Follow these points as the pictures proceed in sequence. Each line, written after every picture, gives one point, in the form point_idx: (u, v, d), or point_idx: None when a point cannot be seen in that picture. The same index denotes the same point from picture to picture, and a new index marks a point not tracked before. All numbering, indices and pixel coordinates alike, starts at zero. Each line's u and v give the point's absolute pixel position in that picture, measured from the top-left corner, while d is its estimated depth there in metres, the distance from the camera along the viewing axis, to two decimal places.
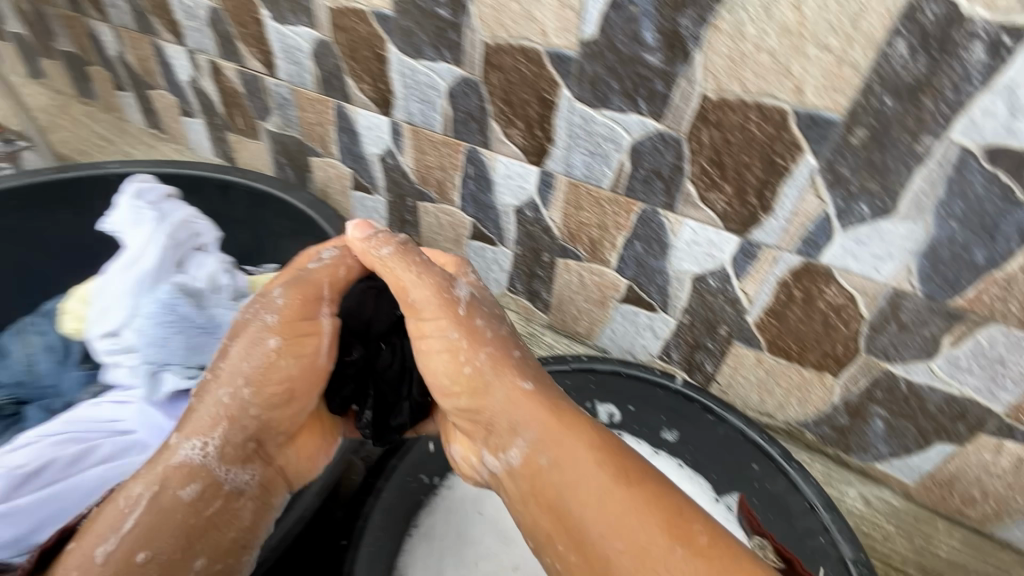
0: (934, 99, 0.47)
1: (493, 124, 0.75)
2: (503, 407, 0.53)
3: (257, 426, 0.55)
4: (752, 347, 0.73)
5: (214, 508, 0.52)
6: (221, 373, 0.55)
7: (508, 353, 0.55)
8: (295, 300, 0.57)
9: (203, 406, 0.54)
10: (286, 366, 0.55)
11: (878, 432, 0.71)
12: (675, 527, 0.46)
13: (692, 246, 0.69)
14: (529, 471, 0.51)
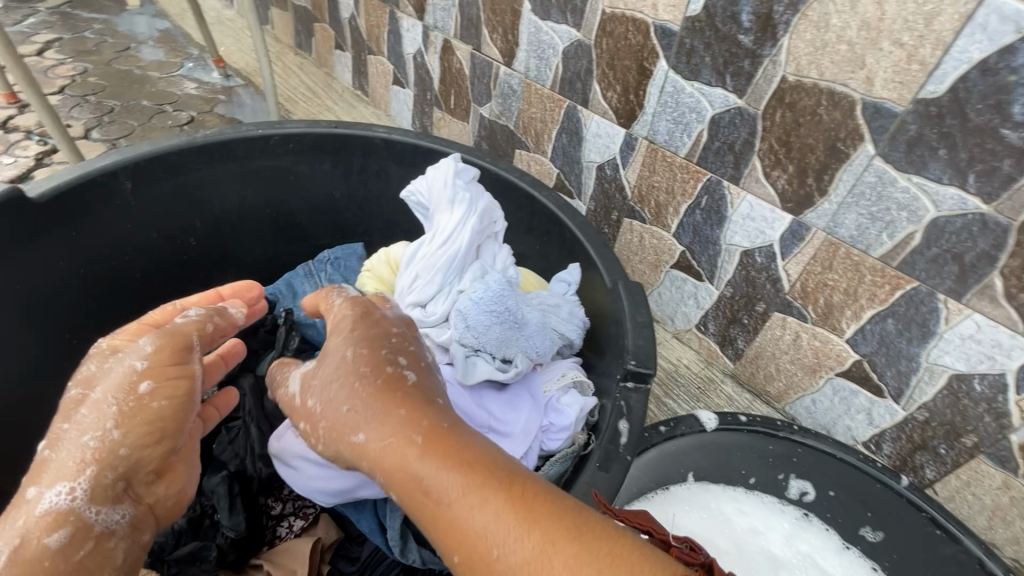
0: None
1: (755, 160, 0.70)
2: (337, 419, 0.44)
3: (126, 466, 0.48)
4: (1002, 467, 0.64)
5: (85, 551, 0.45)
6: (81, 419, 0.48)
7: (347, 388, 0.45)
8: (162, 348, 0.50)
9: (62, 452, 0.47)
10: (159, 400, 0.49)
11: None
12: (513, 508, 0.37)
13: (968, 342, 0.61)
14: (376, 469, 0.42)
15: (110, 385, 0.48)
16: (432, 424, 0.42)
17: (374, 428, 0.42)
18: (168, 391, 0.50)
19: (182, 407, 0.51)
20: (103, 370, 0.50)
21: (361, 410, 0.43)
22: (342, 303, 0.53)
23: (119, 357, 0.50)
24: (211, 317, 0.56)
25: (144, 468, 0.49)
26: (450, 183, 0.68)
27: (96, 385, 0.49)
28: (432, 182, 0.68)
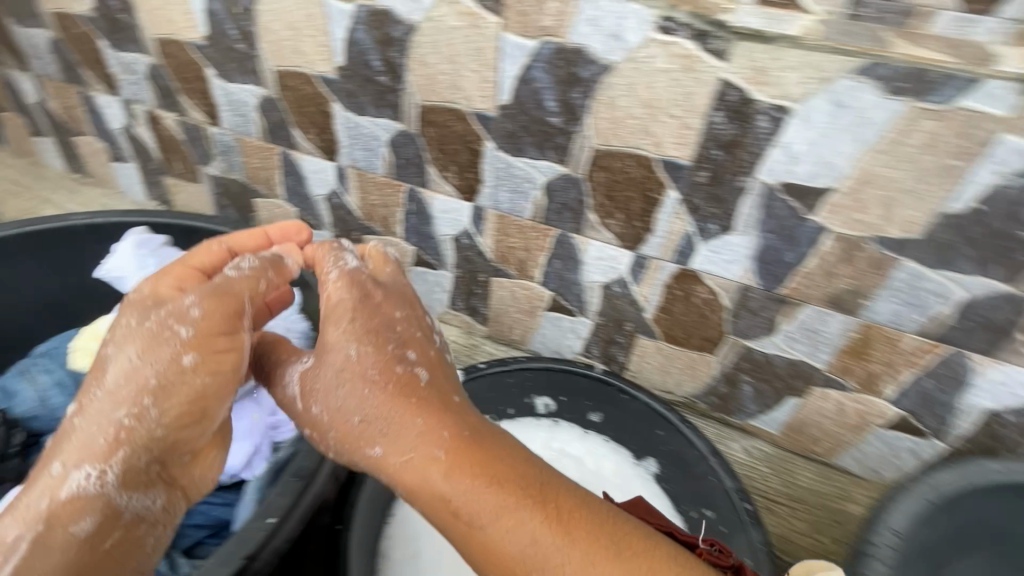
0: (744, 152, 0.66)
1: (430, 167, 0.89)
2: (360, 439, 0.57)
3: (161, 449, 0.61)
4: (652, 337, 0.91)
5: (110, 540, 0.60)
6: (113, 394, 0.59)
7: (359, 411, 0.57)
8: (212, 312, 0.60)
9: (87, 428, 0.59)
10: (182, 392, 0.60)
11: (748, 395, 0.90)
12: (550, 514, 0.52)
13: (598, 260, 0.86)
14: (412, 485, 0.55)
15: (158, 362, 0.59)
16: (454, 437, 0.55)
17: (400, 450, 0.55)
18: (207, 361, 0.60)
19: (224, 380, 0.62)
20: (149, 325, 0.60)
21: (375, 421, 0.56)
22: (342, 274, 0.63)
23: (161, 330, 0.59)
24: (262, 273, 0.64)
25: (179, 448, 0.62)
26: (136, 255, 0.83)
27: (106, 370, 0.60)
28: (121, 257, 0.83)
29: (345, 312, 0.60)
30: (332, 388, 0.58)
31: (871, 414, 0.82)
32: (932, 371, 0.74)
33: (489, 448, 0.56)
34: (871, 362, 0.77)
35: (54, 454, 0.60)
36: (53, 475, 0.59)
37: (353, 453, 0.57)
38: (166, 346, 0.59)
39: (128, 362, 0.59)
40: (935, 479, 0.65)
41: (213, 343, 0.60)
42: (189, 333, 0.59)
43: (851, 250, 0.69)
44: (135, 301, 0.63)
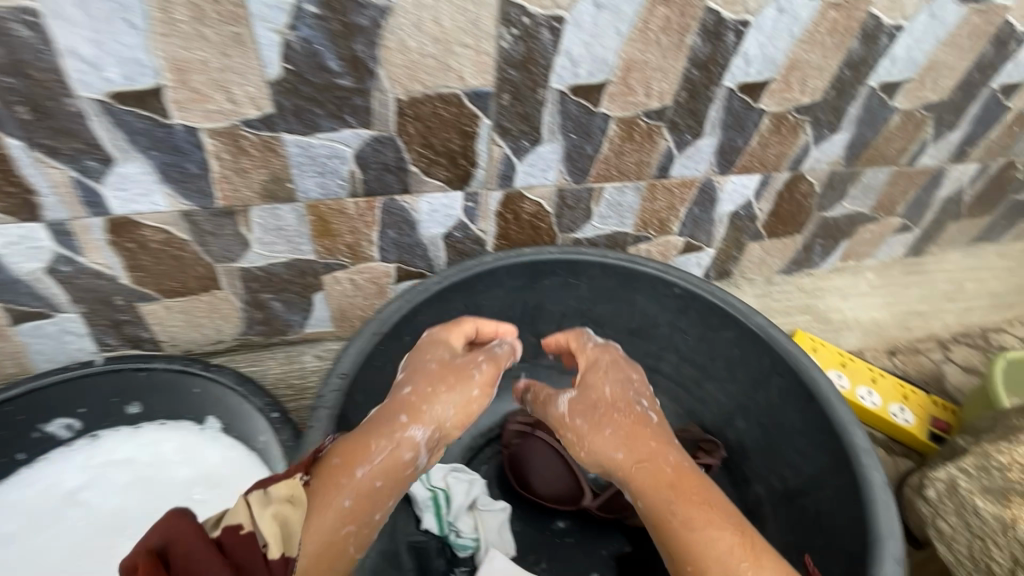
0: (38, 70, 0.58)
1: None
2: (604, 441, 0.66)
3: (432, 437, 0.64)
4: (153, 300, 0.83)
5: (348, 531, 0.58)
6: (423, 414, 0.64)
7: (613, 412, 0.68)
8: (460, 384, 0.68)
9: (435, 409, 0.65)
10: (436, 406, 0.65)
11: (282, 309, 0.91)
12: (748, 552, 0.56)
13: (12, 246, 0.71)
14: (643, 464, 0.63)
15: (447, 401, 0.66)
16: (676, 467, 0.63)
17: (613, 450, 0.65)
18: (448, 402, 0.66)
19: (471, 403, 0.67)
20: (443, 367, 0.69)
21: (619, 437, 0.65)
22: (602, 346, 0.76)
23: (458, 372, 0.69)
24: (499, 362, 0.72)
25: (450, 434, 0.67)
26: None
27: (420, 401, 0.65)
28: None
29: (601, 365, 0.73)
30: (597, 423, 0.67)
31: (380, 278, 0.91)
32: (387, 224, 0.84)
33: (687, 482, 0.62)
34: (341, 235, 0.83)
35: (397, 425, 0.63)
36: (404, 445, 0.62)
37: (590, 446, 0.67)
38: (451, 374, 0.68)
39: (425, 419, 0.64)
40: (383, 315, 0.73)
41: (462, 386, 0.68)
42: (478, 377, 0.69)
43: (235, 142, 0.68)
44: (436, 341, 0.72)
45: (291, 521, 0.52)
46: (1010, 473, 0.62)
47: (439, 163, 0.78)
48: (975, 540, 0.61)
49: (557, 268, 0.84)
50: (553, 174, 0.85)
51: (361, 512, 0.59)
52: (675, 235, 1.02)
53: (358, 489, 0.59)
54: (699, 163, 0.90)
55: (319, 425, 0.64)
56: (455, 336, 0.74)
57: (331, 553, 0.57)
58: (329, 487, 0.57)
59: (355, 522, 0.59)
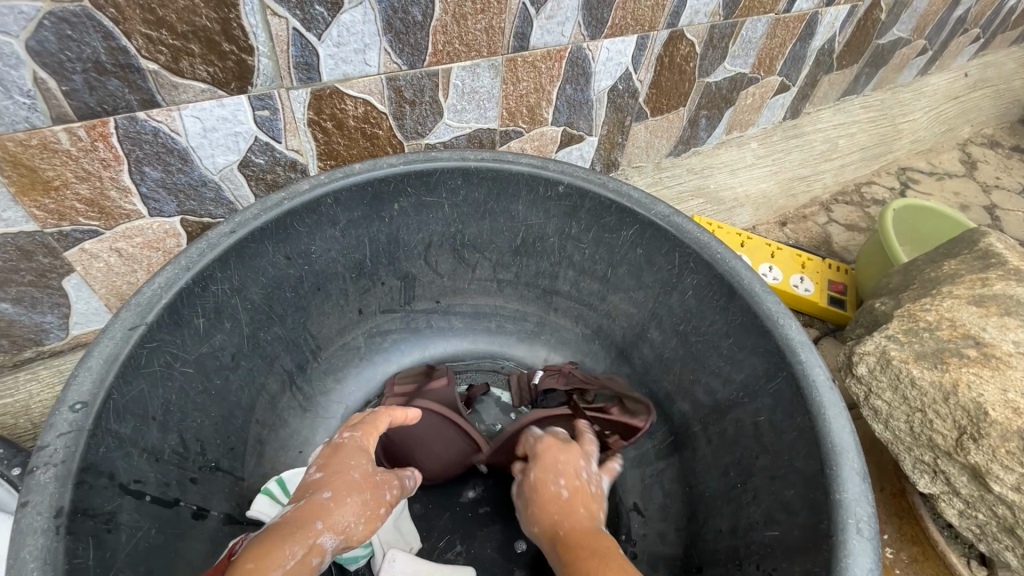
0: None
1: None
2: (528, 518, 0.56)
3: (344, 547, 0.49)
4: None
5: None
6: (336, 521, 0.48)
7: (534, 490, 0.56)
8: (375, 500, 0.53)
9: (347, 512, 0.50)
10: (347, 509, 0.50)
11: (18, 312, 0.62)
12: None
13: None
14: (554, 532, 0.52)
15: (356, 508, 0.50)
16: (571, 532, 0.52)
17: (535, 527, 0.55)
18: (358, 506, 0.51)
19: (376, 514, 0.52)
20: (367, 480, 0.53)
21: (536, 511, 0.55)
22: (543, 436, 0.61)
23: (381, 482, 0.54)
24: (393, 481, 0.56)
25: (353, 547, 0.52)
26: None
27: (339, 499, 0.50)
28: None
29: (539, 441, 0.60)
30: (527, 504, 0.57)
31: (161, 240, 0.65)
32: (139, 158, 0.57)
33: (596, 541, 0.50)
34: (68, 187, 0.55)
35: (304, 520, 0.47)
36: (316, 553, 0.46)
37: (526, 522, 0.57)
38: (370, 492, 0.52)
39: (338, 526, 0.48)
40: (142, 299, 0.48)
41: (373, 494, 0.52)
42: (389, 498, 0.54)
43: None
44: (354, 445, 0.55)
45: None
46: (941, 333, 0.65)
47: (190, 51, 0.52)
48: (916, 414, 0.63)
49: (406, 185, 0.64)
50: (376, 57, 0.61)
51: None
52: (550, 125, 0.84)
53: None
54: (563, 27, 0.71)
55: (39, 504, 0.39)
56: (360, 446, 0.55)
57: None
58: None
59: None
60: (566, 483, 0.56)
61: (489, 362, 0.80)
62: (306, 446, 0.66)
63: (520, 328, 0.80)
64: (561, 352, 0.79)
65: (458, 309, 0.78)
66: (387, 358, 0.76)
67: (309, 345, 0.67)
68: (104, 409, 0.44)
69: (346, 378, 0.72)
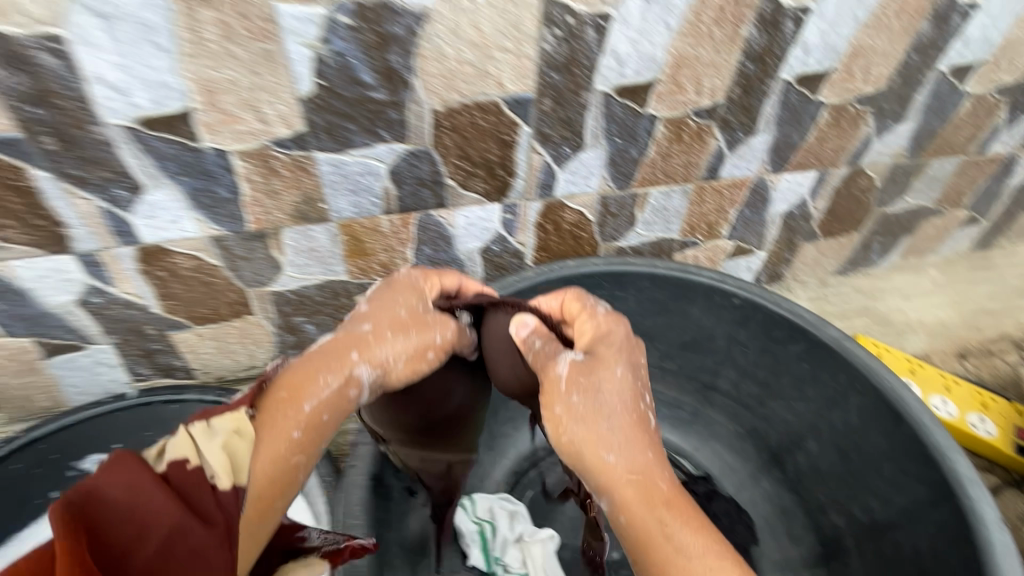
0: (63, 99, 0.55)
1: None
2: (597, 437, 0.50)
3: (381, 378, 0.55)
4: (184, 328, 0.81)
5: (297, 458, 0.49)
6: (375, 355, 0.54)
7: (614, 403, 0.52)
8: (409, 343, 0.56)
9: (388, 356, 0.55)
10: (387, 348, 0.55)
11: (316, 332, 0.88)
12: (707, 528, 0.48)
13: (43, 281, 0.69)
14: (634, 469, 0.49)
15: (394, 349, 0.55)
16: (669, 485, 0.49)
17: (605, 451, 0.50)
18: (398, 346, 0.55)
19: (414, 355, 0.57)
20: (412, 317, 0.57)
21: (615, 433, 0.50)
22: (611, 315, 0.58)
23: (421, 319, 0.57)
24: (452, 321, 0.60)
25: (405, 391, 0.59)
26: None
27: (381, 345, 0.55)
28: None
29: (610, 340, 0.56)
30: (596, 418, 0.51)
31: None
32: (423, 240, 0.80)
33: (657, 476, 0.49)
34: (376, 254, 0.79)
35: (343, 361, 0.53)
36: (351, 385, 0.53)
37: (580, 430, 0.51)
38: (414, 332, 0.57)
39: (374, 358, 0.54)
40: None
41: (415, 334, 0.57)
42: (436, 354, 0.58)
43: (266, 163, 0.65)
44: (408, 282, 0.60)
45: (239, 455, 0.44)
46: None
47: (476, 174, 0.74)
48: None
49: (604, 281, 0.79)
50: (595, 181, 0.80)
51: (313, 443, 0.50)
52: (724, 238, 0.96)
53: (303, 427, 0.49)
54: (750, 162, 0.84)
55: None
56: (420, 300, 0.59)
57: (271, 492, 0.47)
58: (276, 423, 0.48)
59: (305, 460, 0.49)
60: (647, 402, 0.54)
61: None
62: (483, 477, 0.84)
63: (675, 415, 0.88)
64: (713, 443, 0.85)
65: None
66: None
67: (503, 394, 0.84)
68: None
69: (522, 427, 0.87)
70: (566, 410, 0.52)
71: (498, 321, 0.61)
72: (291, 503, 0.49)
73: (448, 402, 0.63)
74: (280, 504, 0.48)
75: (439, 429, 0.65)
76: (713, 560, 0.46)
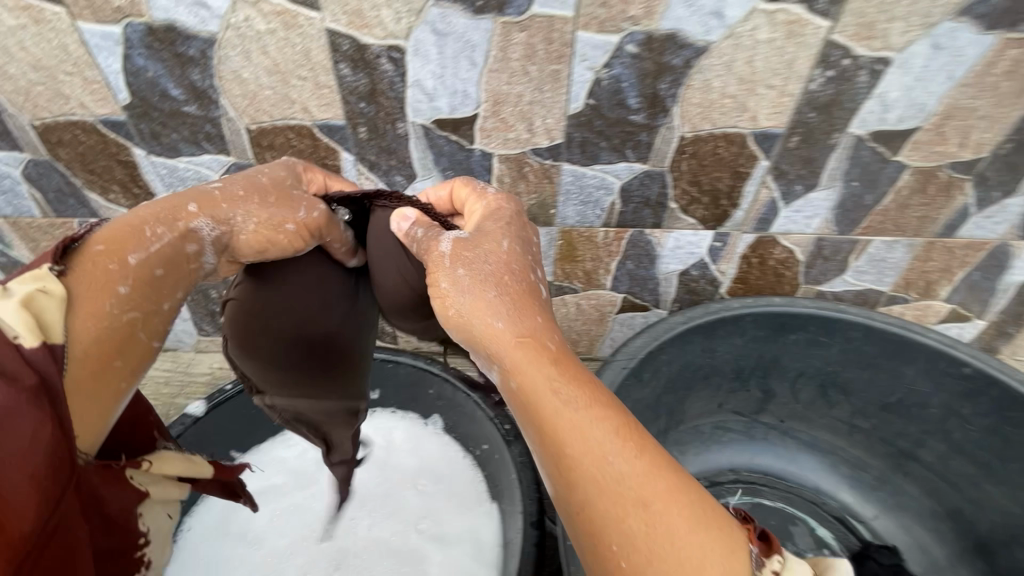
0: (385, 98, 0.66)
1: (90, 194, 0.77)
2: (484, 304, 0.47)
3: (222, 224, 0.51)
4: None
5: (131, 316, 0.47)
6: (223, 216, 0.51)
7: (495, 265, 0.50)
8: (258, 202, 0.52)
9: (240, 222, 0.52)
10: (239, 207, 0.52)
11: None
12: (627, 429, 0.40)
13: None
14: (522, 334, 0.45)
15: (247, 211, 0.52)
16: (559, 349, 0.45)
17: (489, 318, 0.47)
18: (256, 209, 0.52)
19: (270, 223, 0.53)
20: (275, 188, 0.54)
21: (501, 301, 0.47)
22: (500, 194, 0.58)
23: (280, 192, 0.54)
24: (317, 200, 0.56)
25: (257, 264, 0.55)
26: None
27: (234, 203, 0.52)
28: None
29: (501, 217, 0.54)
30: (482, 285, 0.48)
31: (604, 305, 0.91)
32: (629, 255, 0.83)
33: (542, 342, 0.45)
34: (583, 262, 0.84)
35: (176, 214, 0.50)
36: (187, 239, 0.50)
37: (466, 299, 0.48)
38: (275, 202, 0.53)
39: (217, 216, 0.51)
40: (629, 350, 0.72)
41: (277, 208, 0.53)
42: (294, 227, 0.53)
43: (520, 168, 0.73)
44: (280, 163, 0.57)
45: (45, 316, 0.42)
46: None
47: (700, 202, 0.76)
48: None
49: (812, 324, 0.78)
50: (816, 223, 0.78)
51: (141, 296, 0.47)
52: (941, 300, 0.89)
53: (129, 283, 0.47)
54: (999, 225, 0.77)
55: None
56: (275, 176, 0.55)
57: (116, 339, 0.46)
58: (100, 279, 0.45)
59: (146, 303, 0.48)
60: (537, 278, 0.52)
61: (812, 492, 0.87)
62: None
63: (856, 477, 0.85)
64: (898, 515, 0.81)
65: (797, 434, 0.88)
66: (720, 449, 0.90)
67: (677, 416, 0.85)
68: None
69: (687, 452, 0.88)
70: (450, 283, 0.49)
71: (382, 219, 0.59)
72: (134, 360, 0.48)
73: (320, 323, 0.62)
74: (119, 363, 0.46)
75: (311, 351, 0.63)
76: (614, 432, 0.40)
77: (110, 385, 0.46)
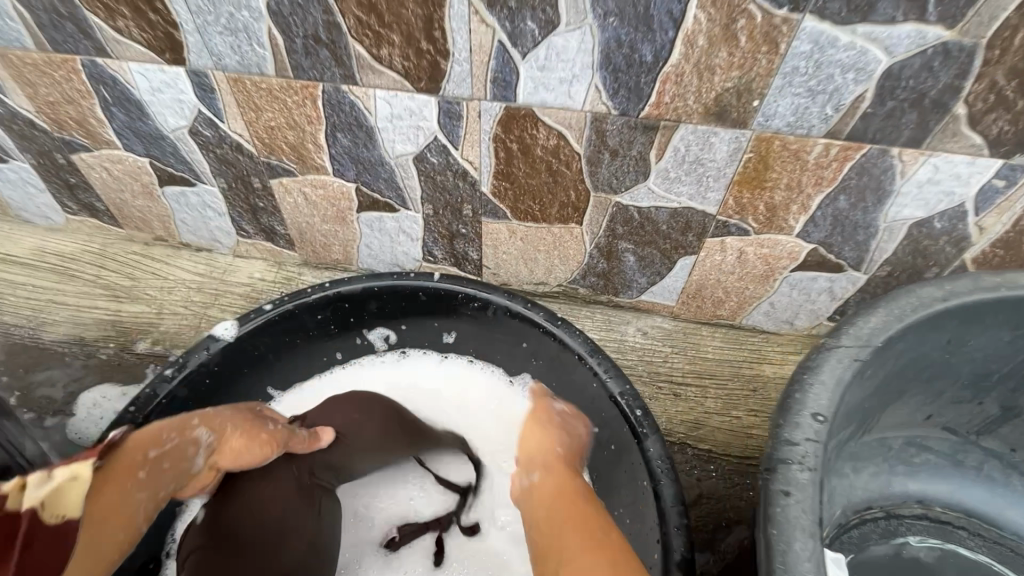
0: None
1: (92, 17, 0.55)
2: (546, 495, 0.52)
3: (214, 436, 0.54)
4: (500, 219, 0.68)
5: (139, 492, 0.49)
6: (211, 423, 0.55)
7: (569, 480, 0.53)
8: (243, 417, 0.56)
9: (229, 434, 0.55)
10: (232, 415, 0.56)
11: (633, 267, 0.70)
12: (604, 549, 0.44)
13: (395, 120, 0.59)
14: (554, 511, 0.50)
15: (235, 418, 0.56)
16: (585, 500, 0.50)
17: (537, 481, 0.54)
18: (235, 417, 0.56)
19: (249, 432, 0.55)
20: (253, 410, 0.58)
21: (552, 489, 0.52)
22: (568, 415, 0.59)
23: (258, 412, 0.59)
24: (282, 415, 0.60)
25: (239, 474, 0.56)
26: None
27: (218, 418, 0.56)
28: None
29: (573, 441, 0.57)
30: (556, 488, 0.52)
31: (779, 258, 0.64)
32: (848, 186, 0.56)
33: (572, 509, 0.49)
34: (774, 190, 0.57)
35: (183, 425, 0.54)
36: (187, 443, 0.53)
37: (534, 510, 0.52)
38: (252, 417, 0.57)
39: (213, 425, 0.55)
40: (863, 331, 0.46)
41: (258, 423, 0.56)
42: (269, 427, 0.56)
43: (730, 20, 0.45)
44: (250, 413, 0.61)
45: (75, 486, 0.42)
46: None
47: (1010, 107, 0.47)
48: None
49: None
50: None
51: (146, 489, 0.50)
52: None
53: (141, 468, 0.50)
54: None
55: (801, 502, 0.36)
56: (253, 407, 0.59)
57: (120, 519, 0.48)
58: (120, 472, 0.48)
59: (151, 494, 0.50)
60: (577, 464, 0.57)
61: None
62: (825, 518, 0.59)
63: None
64: None
65: None
66: (911, 474, 0.66)
67: (870, 425, 0.60)
68: (829, 432, 0.41)
69: (864, 470, 0.65)
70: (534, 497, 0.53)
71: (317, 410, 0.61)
72: (135, 530, 0.50)
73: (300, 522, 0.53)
74: (124, 529, 0.48)
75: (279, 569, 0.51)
76: (589, 549, 0.44)
77: (110, 543, 0.47)
